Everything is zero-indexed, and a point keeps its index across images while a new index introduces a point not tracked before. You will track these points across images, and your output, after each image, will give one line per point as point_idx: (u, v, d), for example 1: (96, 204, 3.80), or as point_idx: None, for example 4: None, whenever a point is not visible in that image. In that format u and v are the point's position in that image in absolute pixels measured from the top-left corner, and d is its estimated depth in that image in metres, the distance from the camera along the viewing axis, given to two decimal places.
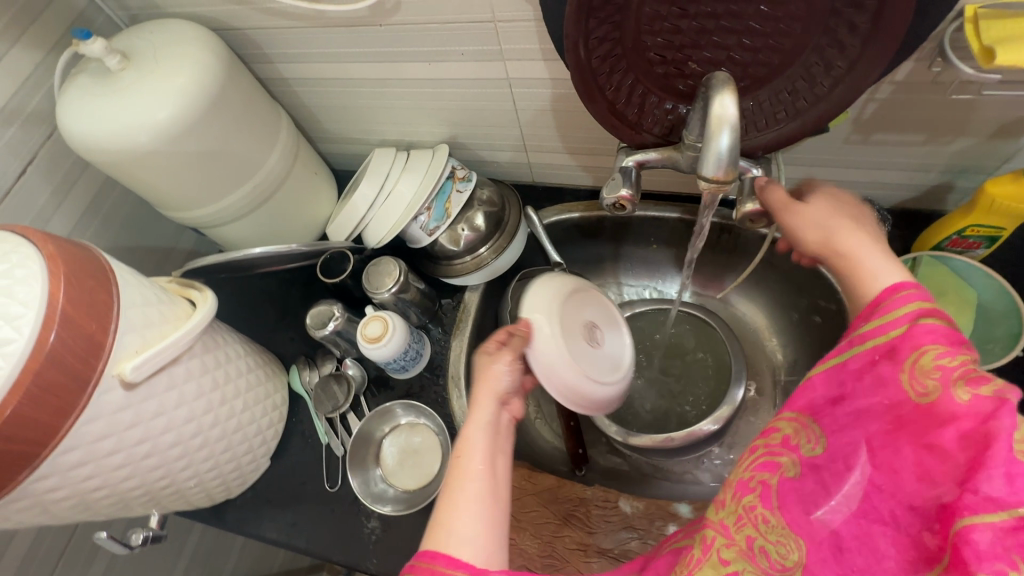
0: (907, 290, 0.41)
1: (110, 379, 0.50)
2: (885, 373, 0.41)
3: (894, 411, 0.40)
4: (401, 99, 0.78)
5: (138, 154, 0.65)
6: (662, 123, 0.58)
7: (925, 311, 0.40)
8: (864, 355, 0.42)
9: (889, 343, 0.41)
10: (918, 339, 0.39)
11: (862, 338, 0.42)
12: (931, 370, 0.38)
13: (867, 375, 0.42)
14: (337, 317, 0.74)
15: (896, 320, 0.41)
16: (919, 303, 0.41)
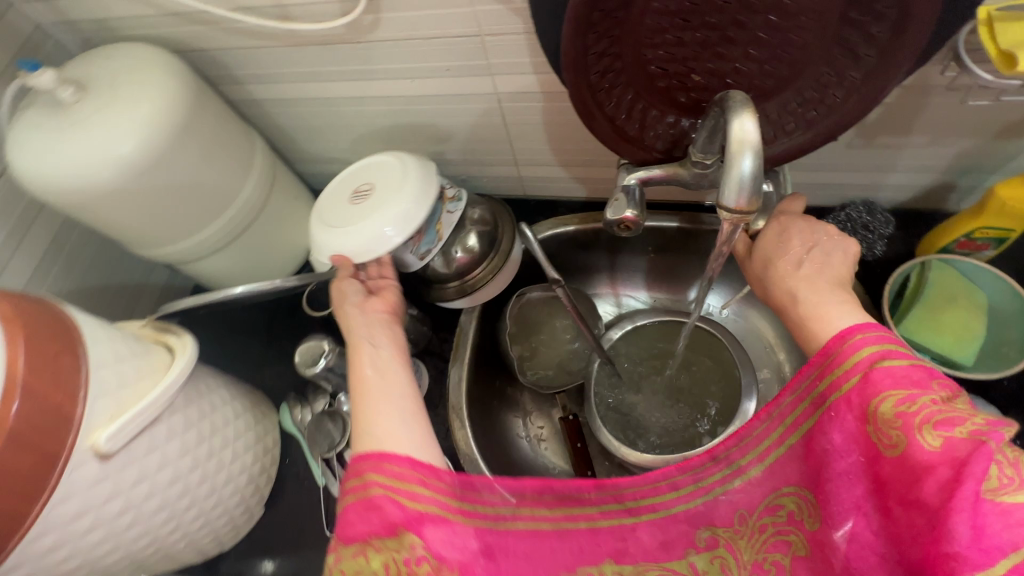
0: (852, 337, 0.42)
1: (82, 453, 0.46)
2: (848, 428, 0.42)
3: (866, 462, 0.41)
4: (383, 117, 0.73)
5: (99, 194, 0.59)
6: (665, 137, 0.55)
7: (884, 351, 0.41)
8: (828, 413, 0.44)
9: (845, 396, 0.42)
10: (878, 385, 0.40)
11: (828, 392, 0.44)
12: (893, 420, 0.38)
13: (837, 431, 0.43)
14: (328, 353, 0.70)
15: (851, 370, 0.42)
16: (880, 343, 0.41)
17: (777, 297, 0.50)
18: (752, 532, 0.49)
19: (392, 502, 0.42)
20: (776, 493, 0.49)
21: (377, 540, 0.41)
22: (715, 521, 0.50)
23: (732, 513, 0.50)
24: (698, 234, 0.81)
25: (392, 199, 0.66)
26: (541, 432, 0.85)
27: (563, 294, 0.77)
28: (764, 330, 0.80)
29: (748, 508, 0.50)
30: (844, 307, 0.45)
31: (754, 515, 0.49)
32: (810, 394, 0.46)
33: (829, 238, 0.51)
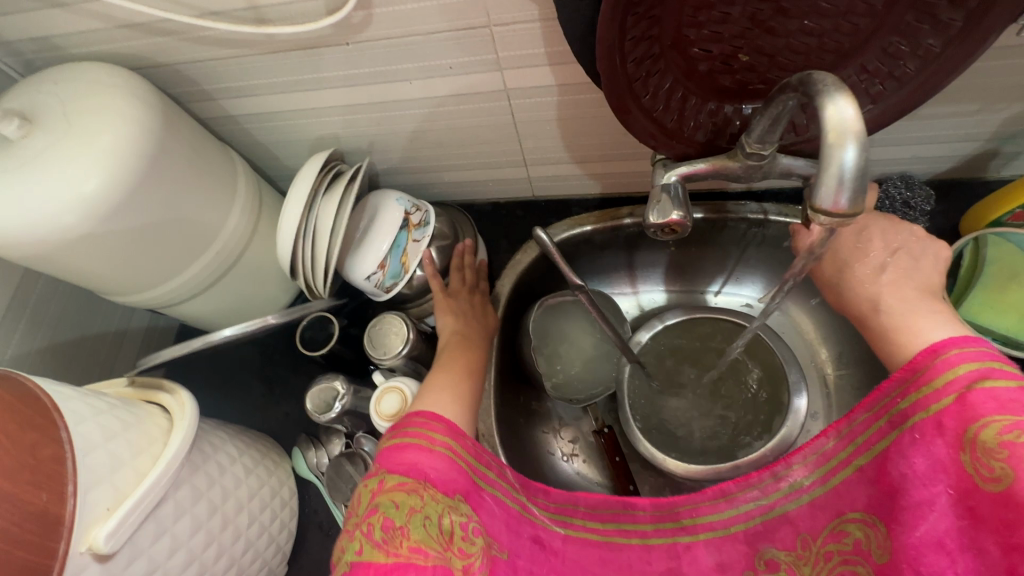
0: (947, 352, 0.38)
1: (78, 558, 0.39)
2: (936, 454, 0.37)
3: (953, 495, 0.35)
4: (377, 125, 0.66)
5: (67, 242, 0.52)
6: (706, 127, 0.50)
7: (985, 371, 0.36)
8: (911, 433, 0.39)
9: (936, 418, 0.37)
10: (978, 408, 0.35)
11: (912, 409, 0.39)
12: (997, 449, 0.33)
13: (920, 453, 0.38)
14: (343, 396, 0.63)
15: (945, 388, 0.37)
16: (983, 360, 0.37)
17: (855, 301, 0.48)
18: (814, 558, 0.45)
19: (427, 455, 0.44)
20: (838, 522, 0.44)
21: (427, 489, 0.42)
22: (778, 543, 0.47)
23: (794, 537, 0.46)
24: (723, 224, 0.76)
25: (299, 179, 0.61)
26: (572, 447, 0.80)
27: (586, 300, 0.70)
28: (803, 324, 0.77)
29: (809, 532, 0.46)
30: (940, 317, 0.42)
31: (818, 540, 0.45)
32: (891, 411, 0.41)
33: (916, 241, 0.49)
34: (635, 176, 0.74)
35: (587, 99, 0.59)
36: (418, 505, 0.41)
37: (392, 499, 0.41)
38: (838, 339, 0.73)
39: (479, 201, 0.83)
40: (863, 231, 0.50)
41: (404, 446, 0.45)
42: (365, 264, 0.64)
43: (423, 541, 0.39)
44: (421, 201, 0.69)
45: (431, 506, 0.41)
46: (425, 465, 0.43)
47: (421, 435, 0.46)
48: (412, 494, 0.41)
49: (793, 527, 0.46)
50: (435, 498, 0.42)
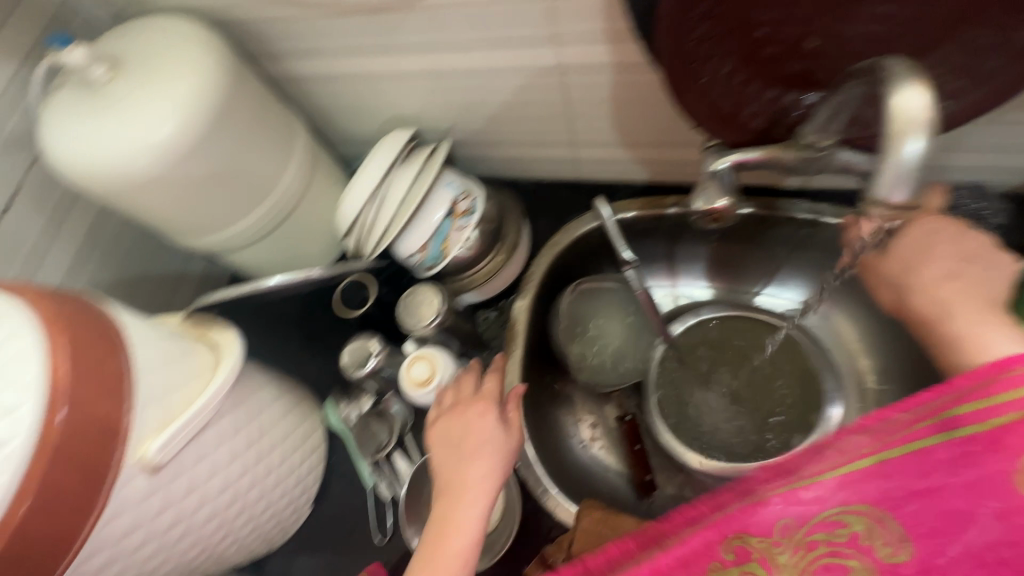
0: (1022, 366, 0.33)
1: (132, 467, 0.42)
2: (986, 469, 0.32)
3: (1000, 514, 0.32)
4: (431, 93, 0.67)
5: (139, 182, 0.56)
6: (763, 116, 0.48)
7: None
8: (961, 443, 0.33)
9: (997, 431, 0.32)
10: None
11: (968, 418, 0.33)
12: None
13: (966, 464, 0.33)
14: (377, 354, 0.66)
15: (1013, 402, 0.32)
16: None
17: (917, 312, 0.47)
18: (794, 546, 0.35)
19: None
20: (825, 516, 0.35)
21: None
22: (751, 525, 0.35)
23: (777, 521, 0.35)
24: (772, 222, 0.73)
25: (379, 151, 0.68)
26: (593, 433, 0.80)
27: (634, 277, 0.76)
28: (846, 334, 0.74)
29: (797, 518, 0.35)
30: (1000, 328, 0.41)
31: (802, 533, 0.35)
32: (938, 417, 0.34)
33: (984, 248, 0.46)
34: (684, 165, 0.72)
35: (643, 80, 0.59)
36: None
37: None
38: (883, 352, 0.71)
39: (524, 179, 0.83)
40: (933, 232, 0.48)
41: None
42: (409, 243, 0.69)
43: None
44: (472, 188, 0.71)
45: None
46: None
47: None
48: None
49: (782, 507, 0.35)
50: None
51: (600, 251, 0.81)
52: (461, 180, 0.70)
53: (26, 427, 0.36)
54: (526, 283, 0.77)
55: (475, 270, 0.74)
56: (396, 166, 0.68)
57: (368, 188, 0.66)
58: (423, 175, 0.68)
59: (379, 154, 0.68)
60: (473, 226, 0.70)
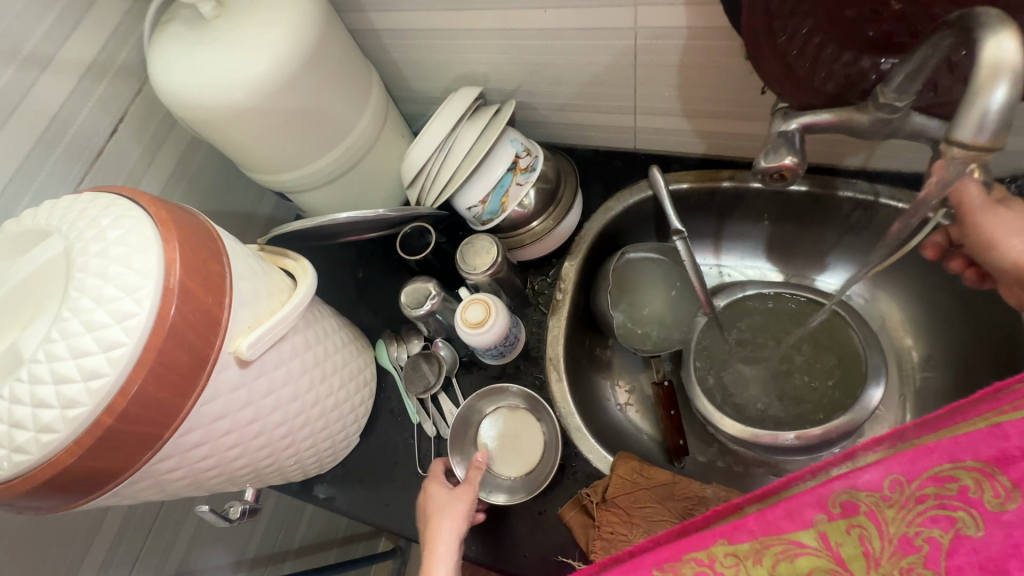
0: None
1: (226, 357, 0.46)
2: None
3: None
4: (502, 52, 0.70)
5: (234, 111, 0.60)
6: (838, 79, 0.49)
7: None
8: None
9: None
10: None
11: None
12: None
13: None
14: (434, 297, 0.70)
15: None
16: None
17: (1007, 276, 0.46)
18: (905, 501, 0.33)
19: None
20: (933, 467, 0.33)
21: None
22: (857, 480, 0.34)
23: (882, 476, 0.34)
24: (827, 202, 0.74)
25: (449, 104, 0.71)
26: (629, 397, 0.83)
27: (682, 248, 0.76)
28: (889, 316, 0.75)
29: (904, 472, 0.34)
30: None
31: (910, 486, 0.33)
32: None
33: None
34: (743, 139, 0.73)
35: (713, 46, 0.60)
36: None
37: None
38: (933, 338, 0.71)
39: (580, 146, 0.85)
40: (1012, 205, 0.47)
41: None
42: (470, 195, 0.72)
43: None
44: (533, 147, 0.73)
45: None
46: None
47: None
48: None
49: (879, 464, 0.34)
50: None
51: (648, 222, 0.84)
52: (524, 138, 0.73)
53: (148, 306, 0.40)
54: (576, 246, 0.79)
55: (529, 228, 0.76)
56: (464, 120, 0.71)
57: (436, 137, 0.69)
58: (488, 131, 0.70)
59: (449, 107, 0.70)
60: (532, 183, 0.73)
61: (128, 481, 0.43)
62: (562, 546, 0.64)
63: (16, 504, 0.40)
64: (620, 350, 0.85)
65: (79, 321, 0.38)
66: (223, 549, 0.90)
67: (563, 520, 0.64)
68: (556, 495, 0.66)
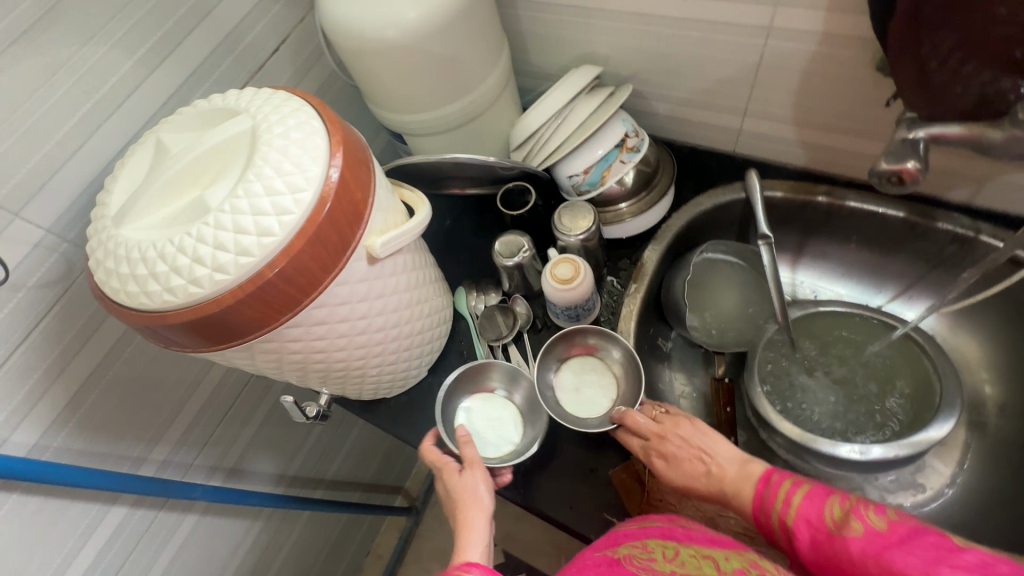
0: (775, 476, 0.50)
1: (361, 251, 0.51)
2: (811, 518, 0.44)
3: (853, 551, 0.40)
4: (630, 38, 0.74)
5: (386, 46, 0.66)
6: (972, 96, 0.50)
7: (759, 500, 0.50)
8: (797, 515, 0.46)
9: (801, 511, 0.45)
10: (813, 504, 0.45)
11: (790, 506, 0.46)
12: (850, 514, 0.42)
13: (808, 525, 0.44)
14: (525, 251, 0.75)
15: (793, 500, 0.47)
16: (797, 483, 0.48)
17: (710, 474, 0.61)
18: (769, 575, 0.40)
19: None
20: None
21: None
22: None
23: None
24: (924, 231, 0.74)
25: (572, 76, 0.75)
26: (684, 390, 0.84)
27: (766, 253, 0.78)
28: (967, 355, 0.75)
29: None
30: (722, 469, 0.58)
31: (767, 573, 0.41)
32: (785, 502, 0.47)
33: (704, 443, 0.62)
34: (848, 156, 0.75)
35: (845, 56, 0.62)
36: None
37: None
38: (1017, 386, 0.70)
39: (679, 142, 0.88)
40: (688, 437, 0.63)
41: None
42: (575, 165, 0.75)
43: None
44: (641, 130, 0.77)
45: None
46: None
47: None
48: None
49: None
50: None
51: (733, 224, 0.86)
52: (633, 121, 0.76)
53: (314, 188, 0.45)
54: (661, 232, 0.82)
55: (617, 208, 0.80)
56: (583, 94, 0.75)
57: (556, 103, 0.73)
58: (604, 108, 0.74)
59: (571, 79, 0.75)
60: (634, 163, 0.76)
61: (261, 338, 0.49)
62: (606, 506, 0.66)
63: (167, 334, 0.46)
64: (681, 344, 0.87)
65: (260, 184, 0.44)
66: (272, 458, 0.96)
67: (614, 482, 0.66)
68: (610, 457, 0.68)
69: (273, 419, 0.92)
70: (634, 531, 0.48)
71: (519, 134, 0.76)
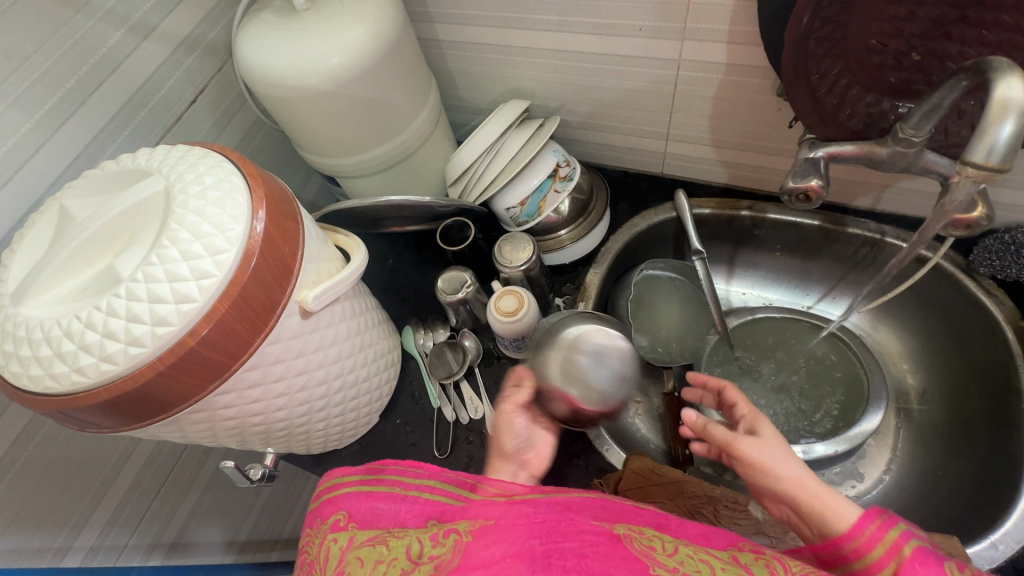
0: None
1: (293, 305, 0.50)
2: None
3: None
4: (552, 72, 0.77)
5: (310, 93, 0.65)
6: (861, 117, 0.56)
7: None
8: None
9: None
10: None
11: None
12: None
13: None
14: (468, 286, 0.75)
15: None
16: None
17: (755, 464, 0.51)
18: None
19: (384, 500, 0.49)
20: None
21: (393, 529, 0.45)
22: None
23: None
24: (838, 236, 0.80)
25: (501, 110, 0.77)
26: (638, 407, 0.85)
27: (700, 266, 0.81)
28: (888, 347, 0.81)
29: None
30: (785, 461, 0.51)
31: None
32: None
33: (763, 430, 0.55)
34: (764, 172, 0.80)
35: (749, 83, 0.67)
36: (377, 554, 0.43)
37: (358, 555, 0.44)
38: (933, 373, 0.77)
39: (610, 167, 0.91)
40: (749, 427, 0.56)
41: (383, 481, 0.52)
42: (510, 198, 0.76)
43: (366, 556, 0.43)
44: (572, 160, 0.79)
45: (395, 547, 0.43)
46: (368, 505, 0.49)
47: (392, 483, 0.52)
48: (372, 546, 0.44)
49: None
50: (399, 536, 0.44)
51: (668, 241, 0.90)
52: (564, 151, 0.78)
53: (236, 247, 0.43)
54: (601, 256, 0.84)
55: (557, 235, 0.82)
56: (513, 126, 0.77)
57: (487, 137, 0.74)
58: (534, 140, 0.76)
59: (500, 113, 0.76)
60: (568, 192, 0.78)
61: (190, 409, 0.46)
62: None
63: (80, 417, 0.43)
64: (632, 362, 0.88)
65: (177, 249, 0.42)
66: (219, 527, 0.89)
67: None
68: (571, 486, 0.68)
69: (217, 484, 0.86)
70: (634, 511, 0.43)
71: (454, 169, 0.77)
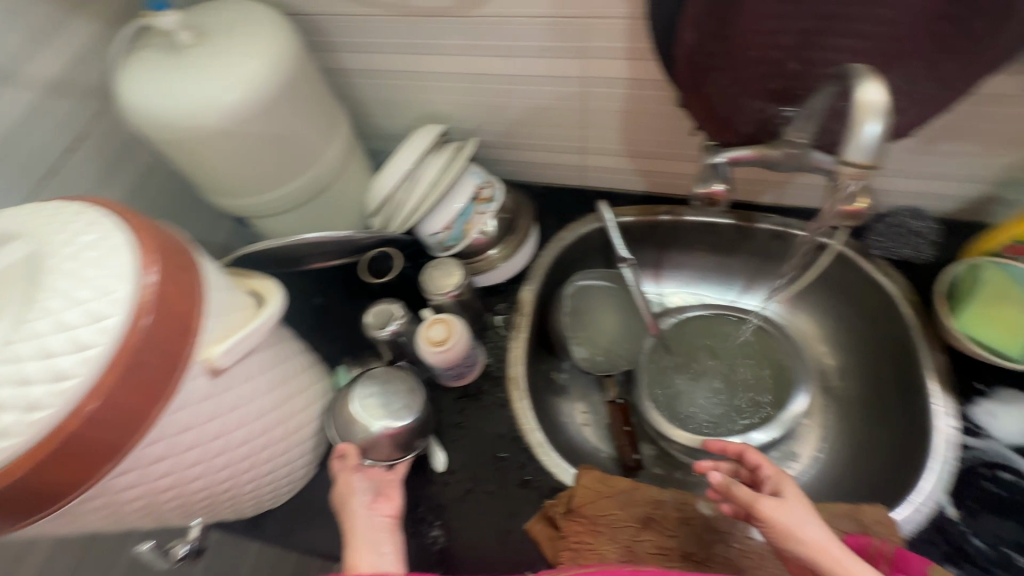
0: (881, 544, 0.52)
1: (198, 365, 0.46)
2: None
3: None
4: (465, 95, 0.77)
5: (206, 132, 0.61)
6: (753, 121, 0.60)
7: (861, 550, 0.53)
8: None
9: None
10: None
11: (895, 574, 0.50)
12: None
13: None
14: (399, 319, 0.72)
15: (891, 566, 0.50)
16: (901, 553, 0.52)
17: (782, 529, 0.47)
18: None
19: None
20: None
21: None
22: None
23: None
24: (750, 232, 0.84)
25: (417, 134, 0.75)
26: (585, 417, 0.84)
27: (629, 273, 0.83)
28: (806, 330, 0.86)
29: None
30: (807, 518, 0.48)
31: None
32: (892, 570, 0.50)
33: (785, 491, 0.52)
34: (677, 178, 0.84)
35: (652, 96, 0.70)
36: None
37: None
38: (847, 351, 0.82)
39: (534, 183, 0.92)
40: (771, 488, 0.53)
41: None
42: (434, 223, 0.76)
43: None
44: (493, 179, 0.79)
45: None
46: None
47: None
48: None
49: None
50: None
51: (597, 252, 0.90)
52: (484, 172, 0.79)
53: (121, 310, 0.39)
54: (532, 272, 0.84)
55: (486, 256, 0.80)
56: (431, 150, 0.75)
57: (404, 164, 0.72)
58: (453, 163, 0.75)
59: (415, 138, 0.74)
60: (492, 213, 0.78)
61: (83, 498, 0.41)
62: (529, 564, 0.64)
63: None
64: (574, 373, 0.87)
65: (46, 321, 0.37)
66: None
67: (530, 535, 0.65)
68: (524, 510, 0.67)
69: (141, 565, 0.78)
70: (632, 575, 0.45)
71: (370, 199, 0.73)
